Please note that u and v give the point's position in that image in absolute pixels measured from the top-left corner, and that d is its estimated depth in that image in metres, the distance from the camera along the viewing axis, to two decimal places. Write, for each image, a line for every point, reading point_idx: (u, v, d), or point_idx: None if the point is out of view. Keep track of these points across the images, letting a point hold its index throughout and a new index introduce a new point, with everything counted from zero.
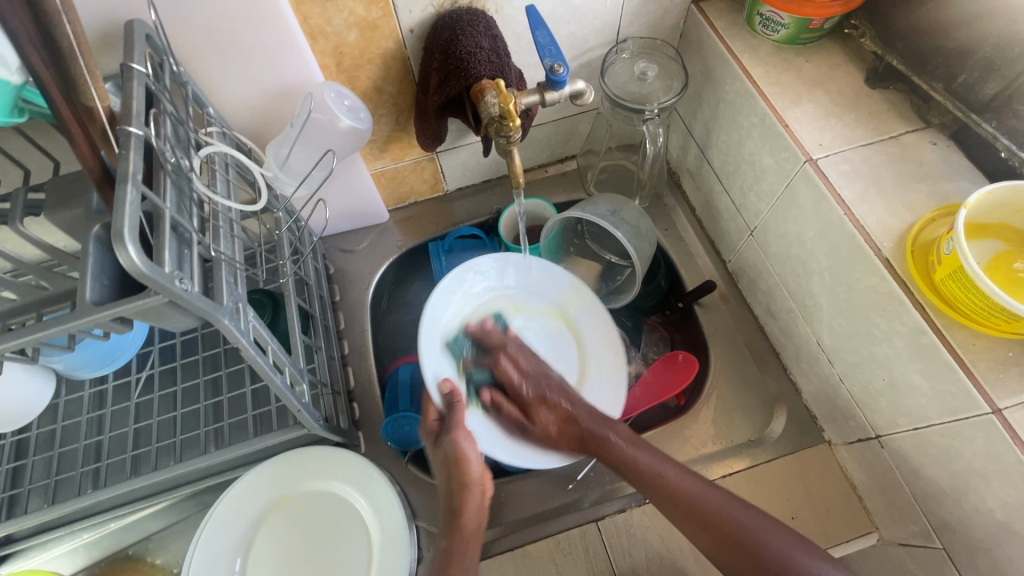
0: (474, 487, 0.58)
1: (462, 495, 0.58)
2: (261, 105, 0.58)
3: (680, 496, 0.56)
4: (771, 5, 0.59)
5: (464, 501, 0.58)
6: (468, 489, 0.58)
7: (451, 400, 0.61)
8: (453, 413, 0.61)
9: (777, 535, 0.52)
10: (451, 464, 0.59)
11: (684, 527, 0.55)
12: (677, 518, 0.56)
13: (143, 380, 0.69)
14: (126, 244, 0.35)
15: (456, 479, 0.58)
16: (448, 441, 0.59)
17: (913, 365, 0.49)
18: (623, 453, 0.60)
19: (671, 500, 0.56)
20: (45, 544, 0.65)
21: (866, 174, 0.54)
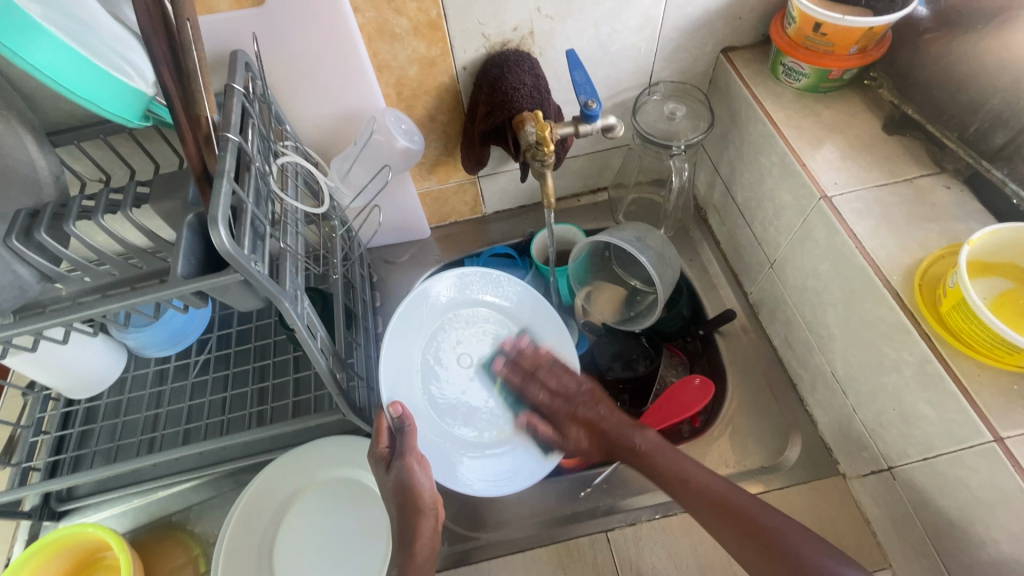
0: (428, 512, 0.56)
1: (419, 522, 0.55)
2: (329, 125, 0.67)
3: (704, 488, 0.58)
4: (793, 56, 0.64)
5: (417, 526, 0.55)
6: (421, 513, 0.55)
7: (399, 424, 0.60)
8: (401, 437, 0.59)
9: (772, 517, 0.54)
10: (399, 484, 0.57)
11: (700, 515, 0.57)
12: (672, 489, 0.59)
13: (200, 362, 0.77)
14: (218, 227, 0.42)
15: (409, 499, 0.56)
16: (397, 466, 0.57)
17: (920, 394, 0.51)
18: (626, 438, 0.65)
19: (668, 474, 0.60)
20: (101, 503, 0.72)
21: (879, 212, 0.57)
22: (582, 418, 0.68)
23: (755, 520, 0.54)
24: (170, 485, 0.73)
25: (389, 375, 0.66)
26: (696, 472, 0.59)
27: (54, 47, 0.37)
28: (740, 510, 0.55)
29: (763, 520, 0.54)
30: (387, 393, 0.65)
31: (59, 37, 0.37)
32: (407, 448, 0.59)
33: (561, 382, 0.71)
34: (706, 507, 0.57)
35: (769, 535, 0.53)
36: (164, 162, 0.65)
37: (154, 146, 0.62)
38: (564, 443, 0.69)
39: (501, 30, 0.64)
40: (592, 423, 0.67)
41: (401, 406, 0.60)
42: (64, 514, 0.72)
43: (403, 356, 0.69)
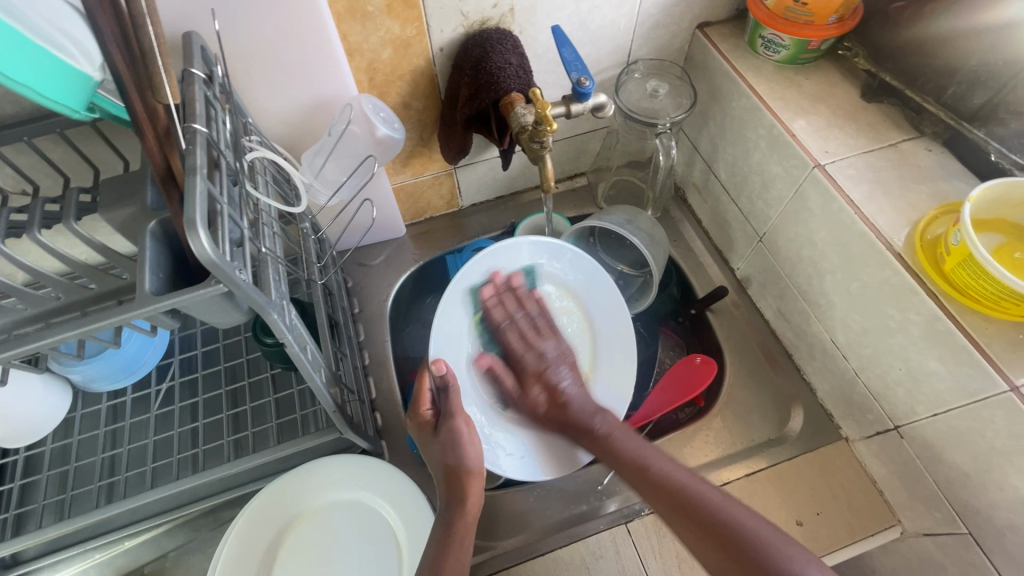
0: (478, 475, 0.58)
1: (461, 487, 0.57)
2: (297, 118, 0.61)
3: (643, 464, 0.58)
4: (773, 28, 0.64)
5: (467, 488, 0.57)
6: (471, 477, 0.57)
7: (442, 386, 0.59)
8: (445, 399, 0.60)
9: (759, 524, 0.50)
10: (446, 448, 0.59)
11: (652, 499, 0.56)
12: (639, 484, 0.57)
13: (163, 392, 0.68)
14: (198, 231, 0.36)
15: (457, 466, 0.58)
16: (446, 428, 0.59)
17: (929, 352, 0.52)
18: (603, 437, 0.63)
19: (650, 481, 0.56)
20: (56, 564, 0.63)
21: (871, 177, 0.58)
22: (572, 427, 0.66)
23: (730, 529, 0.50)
24: (139, 532, 0.64)
25: (439, 340, 0.65)
26: (676, 476, 0.56)
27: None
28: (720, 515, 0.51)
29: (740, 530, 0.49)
30: (433, 351, 0.64)
31: None
32: (449, 413, 0.59)
33: (553, 378, 0.67)
34: (659, 496, 0.55)
35: (731, 529, 0.50)
36: (104, 167, 0.56)
37: (93, 149, 0.54)
38: (522, 399, 0.69)
39: (480, 7, 0.60)
40: (586, 430, 0.64)
41: (445, 366, 0.58)
42: None
43: (459, 313, 0.68)
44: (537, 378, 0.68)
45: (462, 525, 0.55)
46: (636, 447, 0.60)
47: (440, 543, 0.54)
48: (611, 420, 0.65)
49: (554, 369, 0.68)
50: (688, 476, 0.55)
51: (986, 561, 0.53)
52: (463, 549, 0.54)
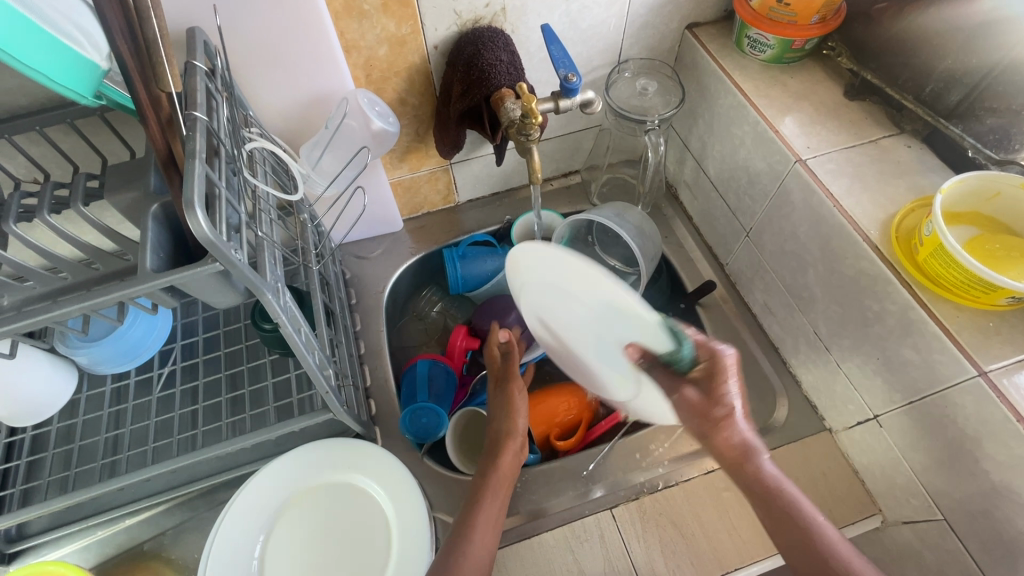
0: (517, 438, 0.65)
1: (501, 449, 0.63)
2: (296, 112, 0.63)
3: (805, 521, 0.53)
4: (758, 28, 0.66)
5: (505, 446, 0.63)
6: (511, 437, 0.64)
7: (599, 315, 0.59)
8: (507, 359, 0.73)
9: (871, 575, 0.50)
10: (503, 411, 0.67)
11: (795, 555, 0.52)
12: (786, 540, 0.53)
13: (164, 376, 0.71)
14: (195, 210, 0.38)
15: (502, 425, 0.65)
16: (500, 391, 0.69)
17: (904, 340, 0.53)
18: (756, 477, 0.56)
19: (806, 547, 0.52)
20: (59, 540, 0.65)
21: (850, 171, 0.60)
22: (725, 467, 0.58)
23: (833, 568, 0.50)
24: (140, 510, 0.67)
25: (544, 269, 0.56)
26: (823, 530, 0.53)
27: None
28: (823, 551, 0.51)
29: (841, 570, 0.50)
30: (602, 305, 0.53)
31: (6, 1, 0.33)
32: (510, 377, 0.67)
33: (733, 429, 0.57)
34: (802, 553, 0.52)
35: None
36: (112, 156, 0.59)
37: (102, 141, 0.57)
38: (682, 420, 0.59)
39: (473, 6, 0.62)
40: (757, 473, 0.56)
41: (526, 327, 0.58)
42: (14, 556, 0.64)
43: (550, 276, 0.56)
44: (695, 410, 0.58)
45: (496, 478, 0.61)
46: (798, 497, 0.55)
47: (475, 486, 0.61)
48: (771, 471, 0.56)
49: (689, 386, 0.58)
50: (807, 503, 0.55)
51: (960, 546, 0.54)
52: (494, 498, 0.60)
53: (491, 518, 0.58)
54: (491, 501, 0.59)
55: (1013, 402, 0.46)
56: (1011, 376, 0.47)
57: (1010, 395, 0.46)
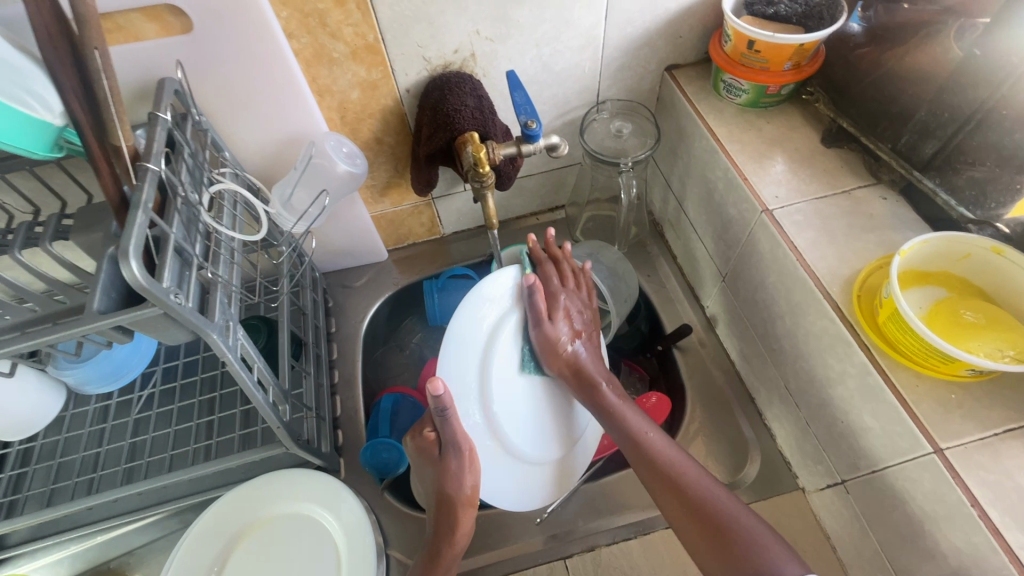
0: (465, 510, 0.59)
1: (453, 517, 0.59)
2: (272, 151, 0.66)
3: (640, 441, 0.58)
4: (732, 73, 0.65)
5: (457, 519, 0.59)
6: (459, 510, 0.59)
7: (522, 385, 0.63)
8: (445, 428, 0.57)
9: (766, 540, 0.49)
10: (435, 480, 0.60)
11: (652, 485, 0.56)
12: (642, 470, 0.57)
13: (144, 398, 0.74)
14: (130, 260, 0.40)
15: (451, 496, 0.59)
16: (445, 455, 0.59)
17: (864, 406, 0.51)
18: (612, 404, 0.61)
19: (652, 467, 0.56)
20: (34, 553, 0.68)
21: (818, 224, 0.58)
22: (585, 379, 0.63)
23: (672, 470, 0.56)
24: (111, 528, 0.69)
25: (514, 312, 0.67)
26: (677, 460, 0.57)
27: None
28: (657, 456, 0.57)
29: (695, 488, 0.54)
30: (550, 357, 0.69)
31: None
32: (454, 441, 0.58)
33: (562, 333, 0.63)
34: (660, 483, 0.56)
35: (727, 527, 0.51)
36: (99, 193, 0.63)
37: (87, 177, 0.61)
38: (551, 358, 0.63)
39: (441, 53, 0.63)
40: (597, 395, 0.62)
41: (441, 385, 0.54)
42: None
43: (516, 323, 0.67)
44: (543, 304, 0.62)
45: (447, 553, 0.59)
46: (640, 424, 0.59)
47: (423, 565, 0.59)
48: (621, 392, 0.63)
49: (564, 294, 0.65)
50: (604, 373, 0.64)
51: None
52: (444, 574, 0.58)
53: None
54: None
55: (968, 484, 0.43)
56: (969, 456, 0.44)
57: (965, 477, 0.43)
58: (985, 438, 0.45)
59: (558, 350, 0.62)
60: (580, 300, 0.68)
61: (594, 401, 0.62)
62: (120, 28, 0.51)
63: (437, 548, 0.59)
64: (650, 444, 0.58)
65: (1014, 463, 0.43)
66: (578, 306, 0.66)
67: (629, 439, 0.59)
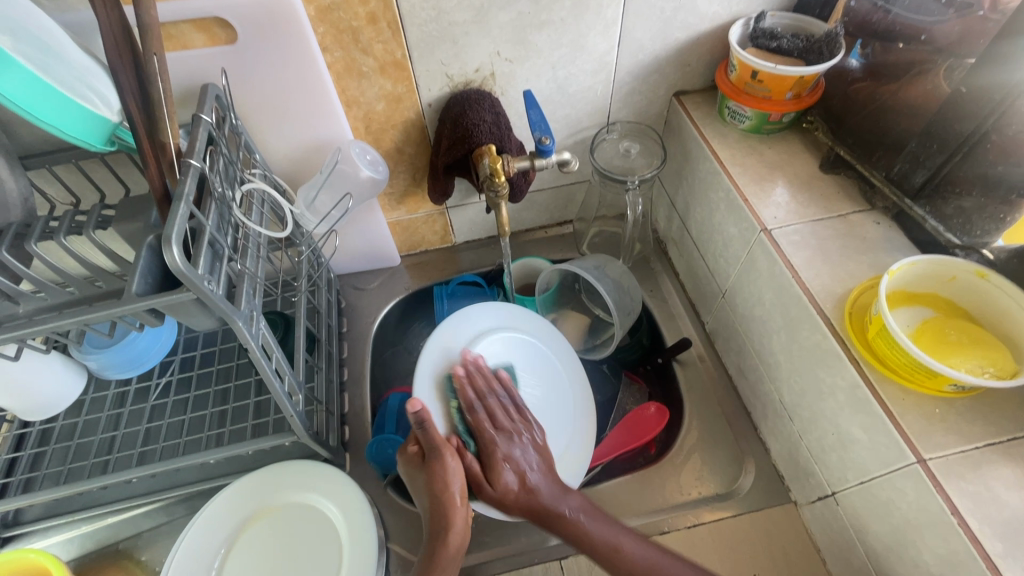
0: (459, 511, 0.59)
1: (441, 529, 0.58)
2: (299, 155, 0.70)
3: (620, 548, 0.58)
4: (736, 101, 0.69)
5: (449, 523, 0.58)
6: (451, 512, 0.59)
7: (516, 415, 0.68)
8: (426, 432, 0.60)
9: None
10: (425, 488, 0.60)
11: None
12: None
13: (161, 385, 0.78)
14: (171, 247, 0.44)
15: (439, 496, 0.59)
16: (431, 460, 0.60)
17: (853, 418, 0.53)
18: (579, 523, 0.60)
19: (621, 568, 0.57)
20: (47, 530, 0.71)
21: (814, 245, 0.61)
22: (540, 513, 0.61)
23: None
24: (121, 510, 0.72)
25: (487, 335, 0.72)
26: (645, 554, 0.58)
27: (13, 74, 0.40)
28: (633, 564, 0.57)
29: (651, 569, 0.56)
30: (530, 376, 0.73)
31: (26, 69, 0.41)
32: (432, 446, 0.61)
33: (505, 476, 0.61)
34: None
35: None
36: (136, 188, 0.67)
37: (126, 172, 0.65)
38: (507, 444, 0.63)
39: (464, 71, 0.68)
40: (556, 514, 0.60)
41: (419, 404, 0.59)
42: (8, 541, 0.70)
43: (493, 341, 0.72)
44: (491, 411, 0.65)
45: (445, 552, 0.58)
46: (601, 526, 0.59)
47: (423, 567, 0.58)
48: (580, 502, 0.62)
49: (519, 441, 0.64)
50: (561, 495, 0.62)
51: None
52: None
53: None
54: None
55: (949, 493, 0.45)
56: (951, 468, 0.46)
57: (946, 486, 0.45)
58: (967, 451, 0.47)
59: (507, 499, 0.61)
60: (533, 442, 0.65)
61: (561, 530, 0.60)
62: (170, 37, 0.55)
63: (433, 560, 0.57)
64: (628, 554, 0.57)
65: (993, 476, 0.46)
66: (502, 413, 0.65)
67: (608, 543, 0.58)
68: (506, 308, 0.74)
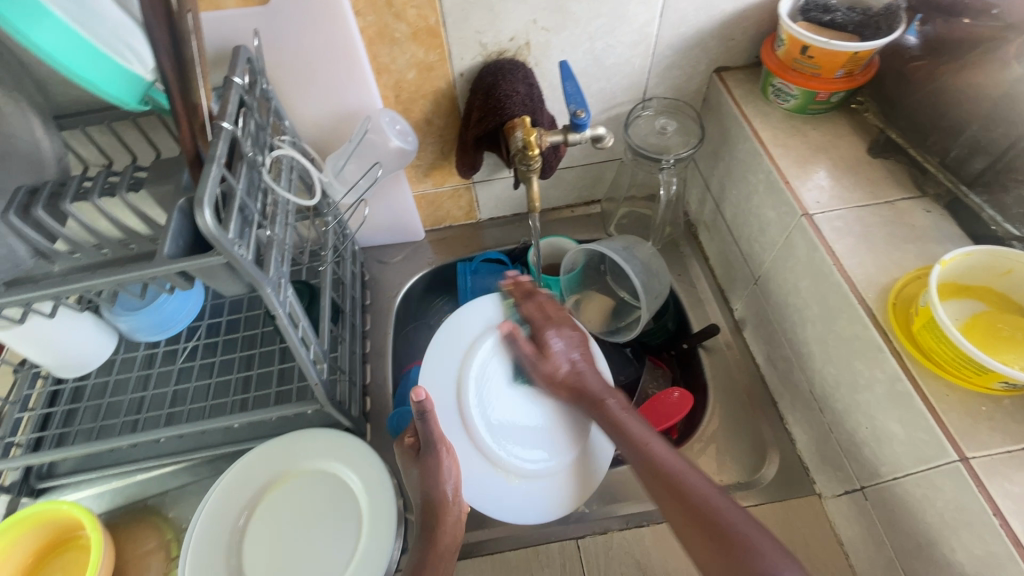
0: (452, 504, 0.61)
1: (434, 522, 0.60)
2: (327, 123, 0.69)
3: (648, 442, 0.57)
4: (782, 78, 0.65)
5: (439, 520, 0.60)
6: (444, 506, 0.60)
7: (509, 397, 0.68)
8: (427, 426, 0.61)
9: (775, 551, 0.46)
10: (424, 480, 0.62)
11: (652, 486, 0.55)
12: (656, 485, 0.55)
13: (189, 349, 0.79)
14: (203, 209, 0.43)
15: (431, 496, 0.61)
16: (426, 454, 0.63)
17: (891, 412, 0.51)
18: (614, 413, 0.62)
19: (647, 463, 0.56)
20: (79, 484, 0.73)
21: (858, 231, 0.58)
22: (585, 394, 0.65)
23: (682, 480, 0.53)
24: (150, 468, 0.74)
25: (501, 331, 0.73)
26: (671, 460, 0.55)
27: (46, 27, 0.40)
28: (660, 460, 0.56)
29: (694, 488, 0.52)
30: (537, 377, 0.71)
31: (62, 22, 0.40)
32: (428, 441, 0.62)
33: (556, 355, 0.66)
34: (661, 486, 0.54)
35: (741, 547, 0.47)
36: (168, 152, 0.68)
37: (158, 136, 0.65)
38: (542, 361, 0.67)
39: (498, 40, 0.66)
40: (597, 403, 0.64)
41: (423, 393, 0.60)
42: (43, 492, 0.73)
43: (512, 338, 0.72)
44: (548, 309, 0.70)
45: (442, 541, 0.59)
46: (638, 427, 0.60)
47: (416, 564, 0.57)
48: (622, 401, 0.64)
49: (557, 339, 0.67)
50: (605, 389, 0.65)
51: None
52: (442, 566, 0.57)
53: None
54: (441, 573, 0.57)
55: (992, 494, 0.43)
56: (995, 468, 0.44)
57: (989, 487, 0.44)
58: (1013, 451, 0.45)
59: (554, 377, 0.67)
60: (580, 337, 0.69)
61: (599, 413, 0.64)
62: None
63: (424, 558, 0.57)
64: (655, 447, 0.57)
65: None
66: (571, 326, 0.69)
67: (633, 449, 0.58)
68: (519, 306, 0.76)
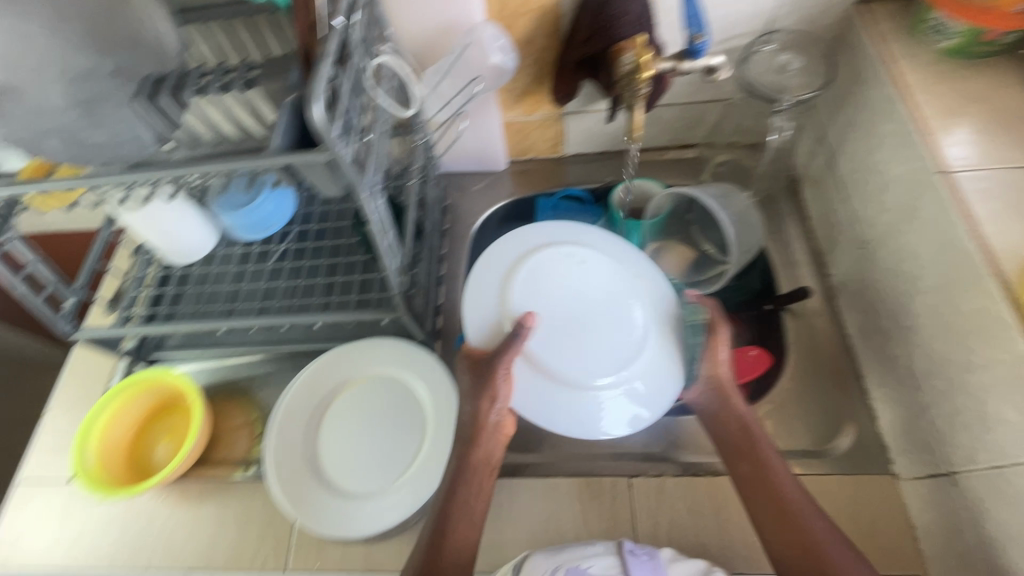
0: (491, 431, 0.60)
1: (474, 439, 0.61)
2: (427, 35, 0.68)
3: (783, 501, 0.56)
4: (944, 11, 0.56)
5: (478, 435, 0.61)
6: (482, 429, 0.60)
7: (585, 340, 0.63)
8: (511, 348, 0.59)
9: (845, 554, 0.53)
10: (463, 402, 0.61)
11: (771, 527, 0.56)
12: (778, 534, 0.55)
13: (280, 251, 0.84)
14: (315, 103, 0.44)
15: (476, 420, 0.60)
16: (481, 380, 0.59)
17: (1007, 397, 0.46)
18: (776, 473, 0.58)
19: (788, 522, 0.55)
20: (182, 359, 0.82)
21: (1006, 196, 0.51)
22: (740, 449, 0.61)
23: (806, 537, 0.54)
24: (242, 354, 0.81)
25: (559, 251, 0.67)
26: (810, 514, 0.55)
27: None
28: (796, 513, 0.55)
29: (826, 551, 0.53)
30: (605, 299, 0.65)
31: None
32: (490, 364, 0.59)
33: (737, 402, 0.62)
34: (790, 538, 0.55)
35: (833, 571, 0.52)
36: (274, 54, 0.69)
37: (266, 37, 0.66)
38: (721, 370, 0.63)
39: None
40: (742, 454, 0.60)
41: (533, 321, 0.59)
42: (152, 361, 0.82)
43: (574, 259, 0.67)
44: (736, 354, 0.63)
45: (479, 459, 0.61)
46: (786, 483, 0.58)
47: (454, 475, 0.60)
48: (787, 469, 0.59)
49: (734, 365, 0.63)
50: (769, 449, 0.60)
51: None
52: (480, 481, 0.61)
53: (471, 504, 0.59)
54: (473, 489, 0.60)
55: None
56: None
57: None
58: None
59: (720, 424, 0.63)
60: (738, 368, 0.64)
61: (748, 463, 0.60)
62: None
63: (461, 469, 0.60)
64: (795, 507, 0.56)
65: None
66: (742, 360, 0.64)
67: (773, 512, 0.56)
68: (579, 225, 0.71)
